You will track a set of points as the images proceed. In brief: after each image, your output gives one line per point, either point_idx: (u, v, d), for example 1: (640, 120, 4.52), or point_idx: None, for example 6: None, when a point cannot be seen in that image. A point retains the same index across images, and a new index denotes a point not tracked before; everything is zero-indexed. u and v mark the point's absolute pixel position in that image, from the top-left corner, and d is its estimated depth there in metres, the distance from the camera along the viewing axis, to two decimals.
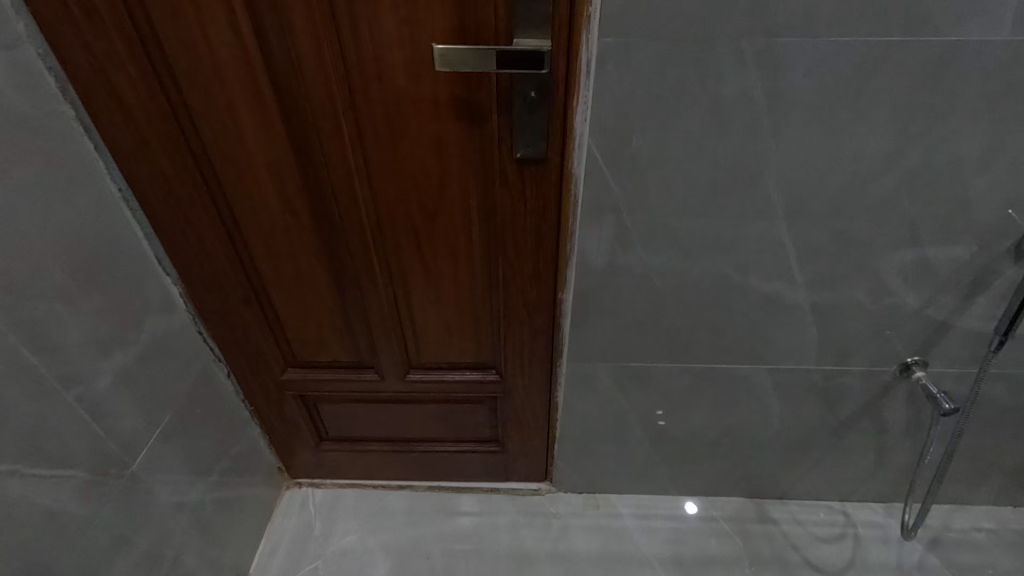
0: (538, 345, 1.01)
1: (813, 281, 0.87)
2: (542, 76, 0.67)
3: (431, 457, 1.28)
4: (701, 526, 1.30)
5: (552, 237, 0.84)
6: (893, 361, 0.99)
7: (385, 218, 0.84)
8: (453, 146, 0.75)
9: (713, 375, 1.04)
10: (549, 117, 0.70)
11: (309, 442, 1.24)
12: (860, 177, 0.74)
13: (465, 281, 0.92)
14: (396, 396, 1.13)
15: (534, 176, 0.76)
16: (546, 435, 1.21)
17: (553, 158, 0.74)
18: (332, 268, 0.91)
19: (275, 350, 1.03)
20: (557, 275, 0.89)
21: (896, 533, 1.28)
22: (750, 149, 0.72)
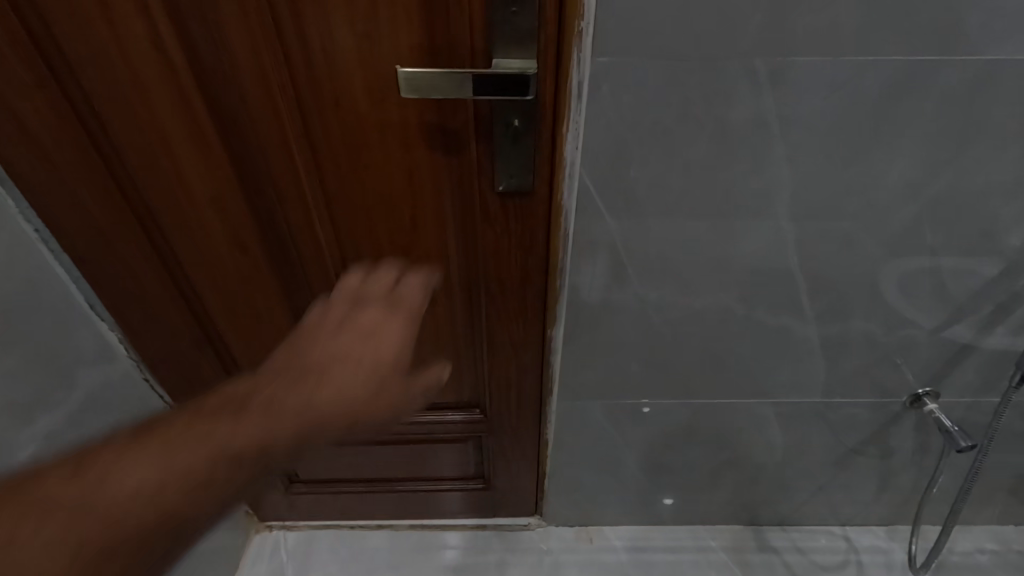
0: (526, 384, 0.92)
1: (824, 314, 0.80)
2: (527, 101, 0.58)
3: (412, 496, 1.20)
4: (699, 557, 1.24)
5: (540, 273, 0.75)
6: (902, 391, 0.93)
7: (350, 255, 0.74)
8: (424, 178, 0.66)
9: (714, 409, 0.97)
10: (534, 147, 0.61)
11: (279, 485, 1.16)
12: (879, 207, 0.67)
13: (444, 320, 0.83)
14: (371, 438, 1.06)
15: (519, 211, 0.68)
16: (535, 472, 1.13)
17: (540, 190, 0.66)
18: (293, 309, 0.81)
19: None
20: (545, 315, 0.81)
21: (899, 558, 1.23)
22: (761, 178, 0.64)
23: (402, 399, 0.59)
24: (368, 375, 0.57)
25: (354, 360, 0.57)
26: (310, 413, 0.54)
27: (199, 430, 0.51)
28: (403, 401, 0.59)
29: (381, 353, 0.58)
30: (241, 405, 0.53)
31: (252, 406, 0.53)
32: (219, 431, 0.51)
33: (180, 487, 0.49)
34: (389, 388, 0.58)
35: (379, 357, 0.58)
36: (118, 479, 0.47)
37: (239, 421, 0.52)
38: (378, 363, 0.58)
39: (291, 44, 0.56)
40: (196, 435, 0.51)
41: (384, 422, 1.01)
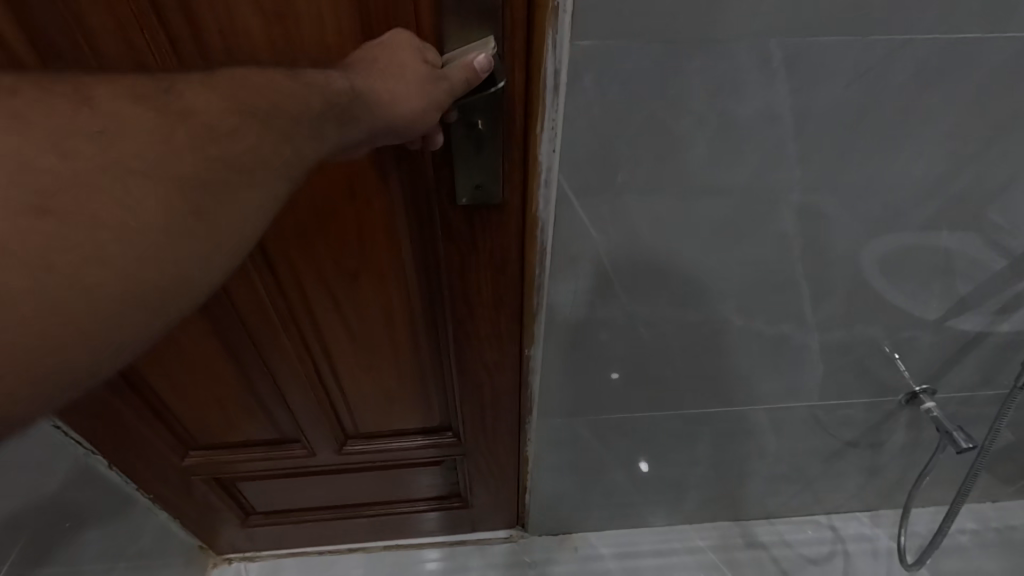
0: (502, 406, 0.84)
1: (826, 320, 0.73)
2: (491, 98, 0.47)
3: (384, 519, 1.11)
4: (687, 558, 1.20)
5: (513, 295, 0.65)
6: (898, 390, 0.89)
7: (287, 280, 0.64)
8: (368, 194, 0.56)
9: (704, 417, 0.90)
10: (503, 151, 0.51)
11: (233, 519, 1.07)
12: (896, 207, 0.59)
13: (404, 347, 0.74)
14: (332, 467, 0.97)
15: (486, 227, 0.57)
16: (514, 488, 1.05)
17: (511, 201, 0.55)
18: (226, 343, 0.71)
19: (170, 431, 0.85)
20: (521, 337, 0.72)
21: (884, 545, 1.22)
22: (769, 179, 0.55)
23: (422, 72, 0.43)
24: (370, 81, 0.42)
25: (337, 79, 0.40)
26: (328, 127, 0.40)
27: (181, 99, 0.35)
28: (426, 85, 0.43)
29: (382, 61, 0.43)
30: (236, 93, 0.36)
31: (252, 97, 0.37)
32: (208, 110, 0.35)
33: (183, 167, 0.34)
34: (391, 71, 0.42)
35: (382, 67, 0.43)
36: (103, 128, 0.32)
37: (237, 102, 0.36)
38: (393, 68, 0.42)
39: (181, 34, 0.45)
40: (179, 106, 0.34)
41: (346, 450, 0.92)
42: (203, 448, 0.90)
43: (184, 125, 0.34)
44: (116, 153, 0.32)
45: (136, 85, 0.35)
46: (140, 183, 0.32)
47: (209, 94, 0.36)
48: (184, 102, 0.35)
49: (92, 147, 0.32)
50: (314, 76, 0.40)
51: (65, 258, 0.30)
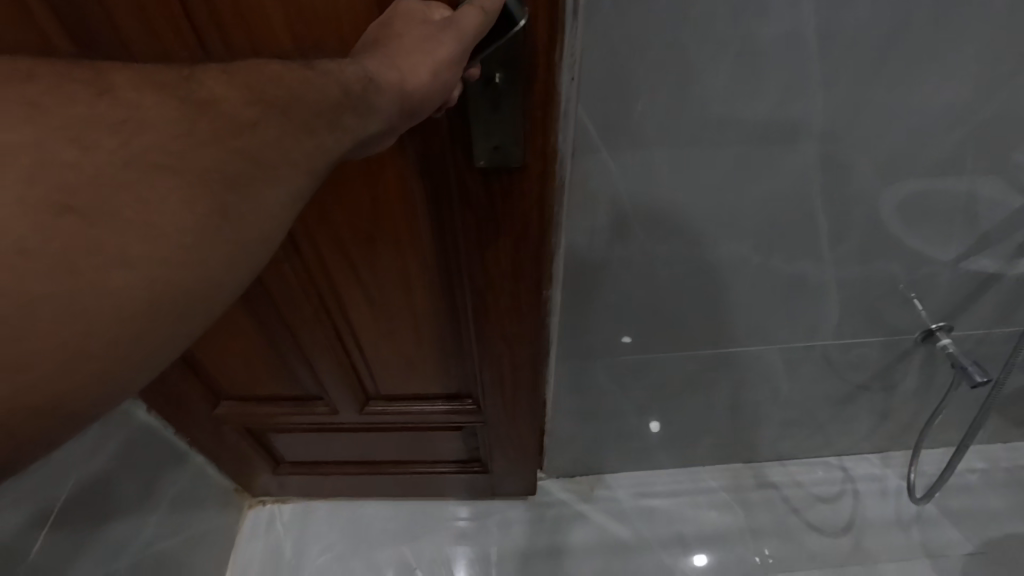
0: (521, 379, 0.84)
1: (843, 258, 0.73)
2: (512, 49, 0.46)
3: (408, 478, 1.16)
4: (700, 498, 1.24)
5: (532, 265, 0.65)
6: (914, 329, 0.89)
7: (306, 244, 0.66)
8: (383, 156, 0.56)
9: (718, 359, 0.92)
10: (524, 107, 0.50)
11: (265, 467, 1.13)
12: (920, 135, 0.58)
13: (421, 312, 0.76)
14: (357, 426, 1.01)
15: (508, 191, 0.57)
16: (532, 455, 1.07)
17: (533, 164, 0.54)
18: (248, 302, 0.75)
19: (201, 384, 0.89)
20: (540, 309, 0.72)
21: (894, 484, 1.25)
22: (790, 107, 0.54)
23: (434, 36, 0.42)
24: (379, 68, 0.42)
25: (349, 68, 0.41)
26: (336, 121, 0.39)
27: (203, 93, 0.36)
28: (433, 48, 0.42)
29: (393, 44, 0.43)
30: (252, 84, 0.37)
31: (271, 89, 0.38)
32: (227, 101, 0.36)
33: (203, 161, 0.35)
34: (399, 51, 0.42)
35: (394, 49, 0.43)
36: (125, 119, 0.34)
37: (252, 93, 0.37)
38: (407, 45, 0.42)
39: None
40: (200, 98, 0.36)
41: (368, 411, 0.96)
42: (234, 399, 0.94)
43: (201, 118, 0.35)
44: (139, 146, 0.34)
45: (160, 80, 0.37)
46: (164, 176, 0.34)
47: (229, 86, 0.37)
48: (205, 94, 0.36)
49: (115, 140, 0.33)
50: (328, 67, 0.40)
51: (87, 258, 0.32)
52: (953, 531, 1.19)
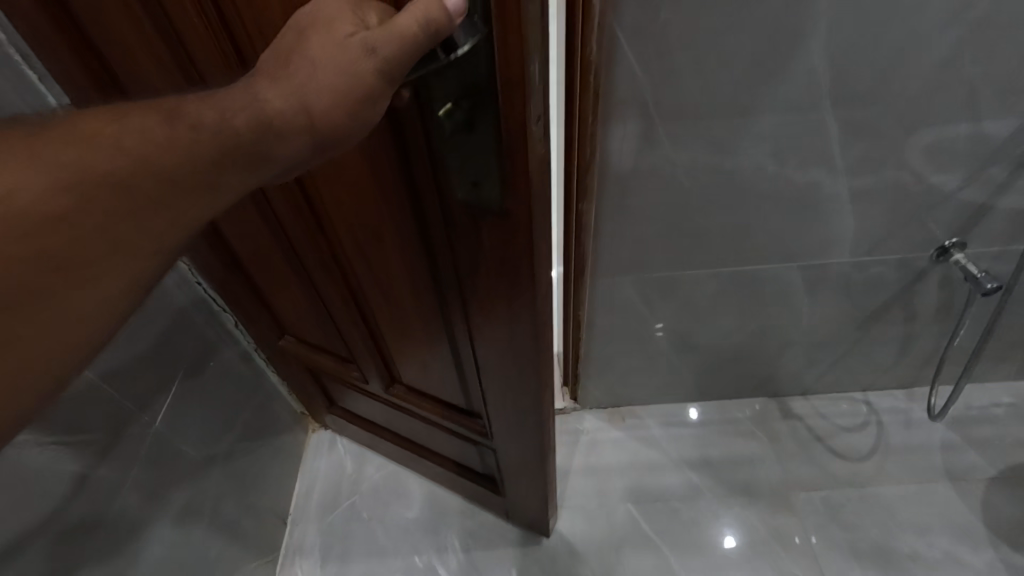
0: (523, 415, 0.84)
1: (854, 165, 0.81)
2: (478, 85, 0.43)
3: (431, 468, 1.21)
4: (725, 425, 1.31)
5: (522, 311, 0.64)
6: (928, 246, 0.95)
7: (331, 230, 0.73)
8: (378, 175, 0.58)
9: (740, 277, 1.00)
10: (499, 147, 0.47)
11: (321, 401, 1.25)
12: (919, 35, 0.65)
13: (423, 320, 0.80)
14: (386, 401, 1.09)
15: (490, 230, 0.55)
16: (544, 497, 1.03)
17: (516, 211, 0.51)
18: (290, 257, 0.85)
19: (269, 315, 1.03)
20: (531, 350, 0.70)
21: (918, 415, 1.30)
22: (798, 11, 0.61)
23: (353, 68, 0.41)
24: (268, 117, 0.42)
25: (252, 105, 0.42)
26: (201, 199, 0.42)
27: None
28: (353, 79, 0.42)
29: (304, 75, 0.42)
30: (77, 163, 0.37)
31: (94, 170, 0.37)
32: (32, 194, 0.35)
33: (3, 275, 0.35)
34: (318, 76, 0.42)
35: (300, 84, 0.42)
36: None
37: (69, 178, 0.37)
38: (317, 84, 0.42)
39: None
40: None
41: (391, 392, 1.04)
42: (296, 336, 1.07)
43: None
44: None
45: None
46: None
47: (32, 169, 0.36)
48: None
49: None
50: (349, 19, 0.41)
51: None
52: (976, 457, 1.23)
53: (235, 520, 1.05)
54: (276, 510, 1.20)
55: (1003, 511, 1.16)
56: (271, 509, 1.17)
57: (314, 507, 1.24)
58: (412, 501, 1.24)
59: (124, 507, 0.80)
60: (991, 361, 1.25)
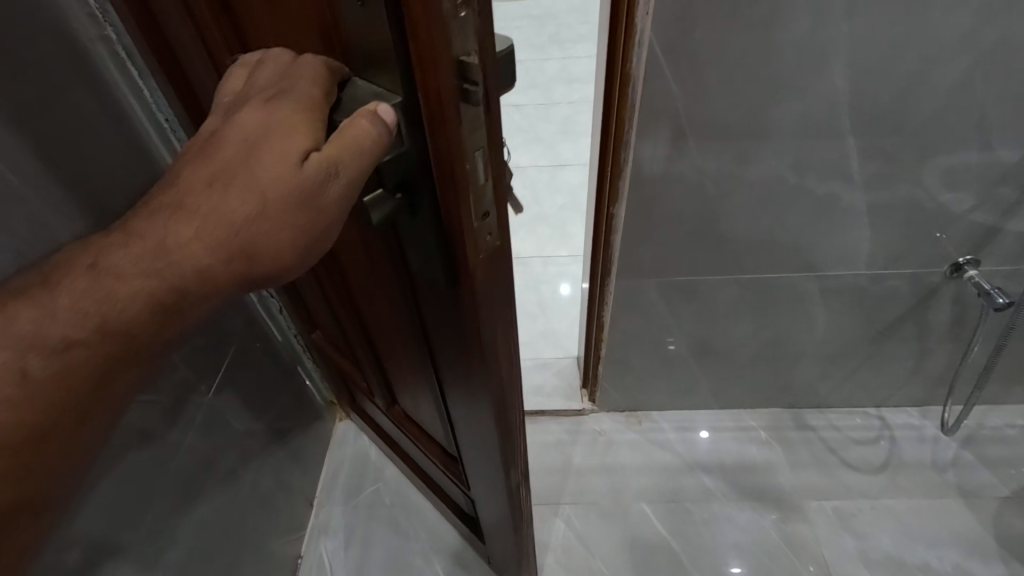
0: (492, 479, 0.80)
1: (871, 181, 0.86)
2: (417, 176, 0.42)
3: (426, 489, 1.22)
4: (740, 434, 1.35)
5: (482, 391, 0.60)
6: (942, 262, 1.00)
7: (341, 257, 0.76)
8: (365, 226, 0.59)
9: (759, 285, 1.05)
10: (438, 237, 0.45)
11: (347, 396, 1.30)
12: (931, 59, 0.71)
13: (409, 362, 0.79)
14: (391, 417, 1.11)
15: (444, 308, 0.53)
16: (517, 556, 0.99)
17: (463, 299, 0.49)
18: (313, 268, 0.88)
19: (302, 313, 1.07)
20: (493, 427, 0.66)
21: (930, 433, 1.32)
22: (821, 33, 0.68)
23: (309, 197, 0.41)
24: (186, 277, 0.42)
25: (178, 259, 0.41)
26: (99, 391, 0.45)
27: None
28: (313, 203, 0.41)
29: (242, 216, 0.41)
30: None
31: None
32: None
33: None
34: (262, 194, 0.41)
35: (239, 220, 0.41)
36: None
37: None
38: (259, 219, 0.41)
39: None
40: None
41: (393, 408, 1.07)
42: (324, 336, 1.11)
43: None
44: None
45: None
46: None
47: None
48: None
49: None
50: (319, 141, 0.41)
51: None
52: (988, 475, 1.25)
53: (269, 494, 1.11)
54: (304, 493, 1.25)
55: (1016, 530, 1.17)
56: (299, 491, 1.23)
57: (338, 493, 1.30)
58: None
59: (183, 469, 0.86)
60: (1007, 382, 1.27)
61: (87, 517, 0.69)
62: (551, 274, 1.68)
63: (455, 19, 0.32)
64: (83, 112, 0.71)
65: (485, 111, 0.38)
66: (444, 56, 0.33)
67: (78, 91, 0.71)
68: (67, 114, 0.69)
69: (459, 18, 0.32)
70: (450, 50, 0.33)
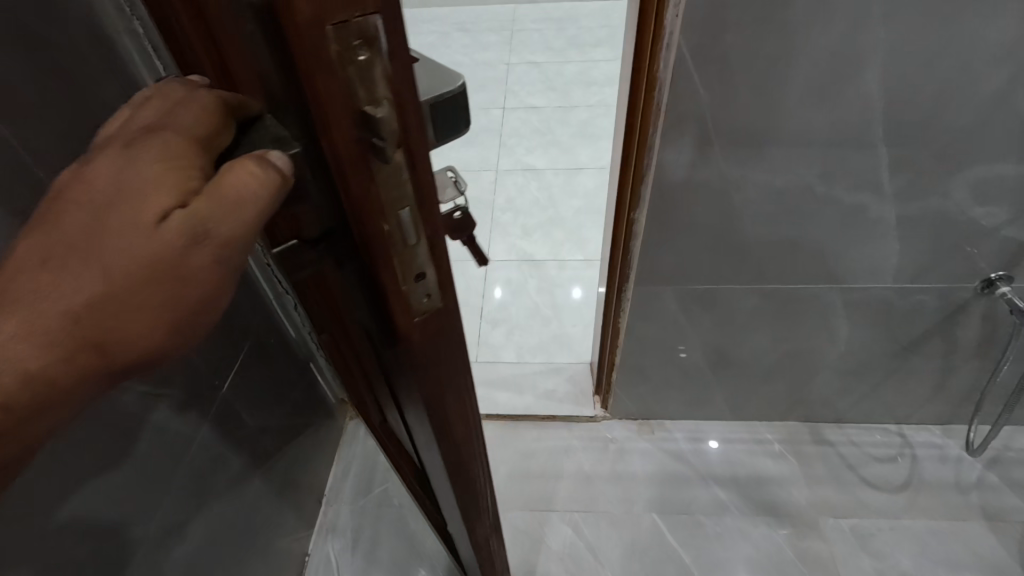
0: (453, 510, 0.77)
1: (901, 192, 0.84)
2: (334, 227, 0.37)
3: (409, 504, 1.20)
4: (756, 447, 1.32)
5: (430, 432, 0.57)
6: (972, 277, 0.97)
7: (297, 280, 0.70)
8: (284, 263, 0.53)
9: (781, 295, 1.02)
10: (361, 286, 0.41)
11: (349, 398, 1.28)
12: (970, 69, 0.68)
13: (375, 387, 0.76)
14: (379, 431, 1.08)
15: (377, 353, 0.49)
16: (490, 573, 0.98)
17: (397, 348, 0.45)
18: None
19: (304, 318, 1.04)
20: (446, 465, 0.64)
21: (953, 452, 1.28)
22: (857, 39, 0.66)
23: (175, 264, 0.33)
24: (26, 377, 0.36)
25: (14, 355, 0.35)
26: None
27: None
28: (182, 276, 0.34)
29: (88, 300, 0.33)
30: None
31: None
32: None
33: None
34: (115, 269, 0.33)
35: (87, 302, 0.34)
36: None
37: None
38: (111, 299, 0.34)
39: None
40: None
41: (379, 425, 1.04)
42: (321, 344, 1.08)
43: None
44: None
45: None
46: None
47: None
48: None
49: None
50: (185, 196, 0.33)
51: None
52: (1014, 499, 1.21)
53: (279, 490, 1.11)
54: (313, 492, 1.25)
55: None
56: (308, 488, 1.22)
57: (347, 492, 1.29)
58: None
59: (173, 464, 0.82)
60: None
61: (64, 510, 0.65)
62: (564, 278, 1.66)
63: (353, 64, 0.27)
64: (106, 104, 0.71)
65: (406, 163, 0.33)
66: (340, 102, 0.28)
67: (103, 83, 0.70)
68: (91, 106, 0.69)
69: (359, 61, 0.27)
70: (350, 97, 0.28)
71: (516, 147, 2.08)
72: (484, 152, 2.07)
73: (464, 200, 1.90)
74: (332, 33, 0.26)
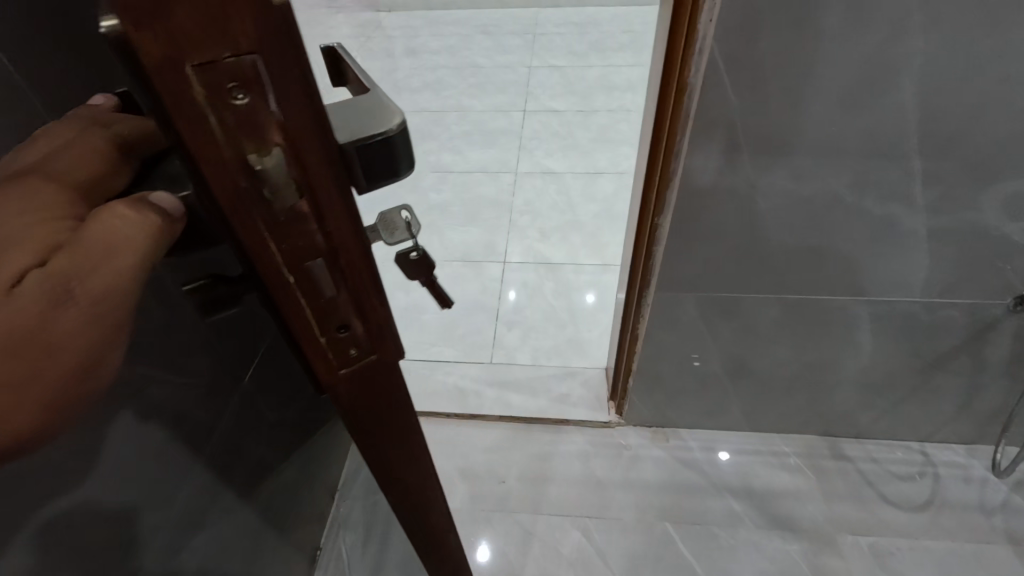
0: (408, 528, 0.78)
1: (934, 205, 0.82)
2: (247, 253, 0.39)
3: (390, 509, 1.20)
4: (772, 459, 1.30)
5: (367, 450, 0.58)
6: (1004, 294, 0.94)
7: None
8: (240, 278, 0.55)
9: (804, 305, 1.01)
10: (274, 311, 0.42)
11: None
12: (1011, 81, 0.67)
13: None
14: None
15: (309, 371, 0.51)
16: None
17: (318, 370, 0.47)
18: None
19: None
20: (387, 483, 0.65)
21: (978, 473, 1.25)
22: (893, 48, 0.65)
23: (37, 325, 0.36)
24: None
25: None
26: None
27: None
28: (52, 334, 0.37)
29: None
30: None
31: None
32: None
33: None
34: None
35: None
36: None
37: None
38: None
39: None
40: None
41: None
42: None
43: None
44: None
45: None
46: None
47: None
48: None
49: None
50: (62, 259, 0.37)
51: None
52: None
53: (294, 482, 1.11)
54: (327, 486, 1.26)
55: None
56: (322, 482, 1.23)
57: (358, 488, 1.30)
58: (455, 491, 1.30)
59: (184, 452, 0.77)
60: None
61: (88, 487, 0.61)
62: (581, 282, 1.65)
63: (228, 106, 0.28)
64: None
65: (302, 200, 0.34)
66: (215, 142, 0.29)
67: None
68: None
69: (237, 104, 0.29)
70: (234, 138, 0.30)
71: (535, 150, 2.08)
72: (504, 155, 2.07)
73: (483, 201, 1.91)
74: (196, 76, 0.27)
